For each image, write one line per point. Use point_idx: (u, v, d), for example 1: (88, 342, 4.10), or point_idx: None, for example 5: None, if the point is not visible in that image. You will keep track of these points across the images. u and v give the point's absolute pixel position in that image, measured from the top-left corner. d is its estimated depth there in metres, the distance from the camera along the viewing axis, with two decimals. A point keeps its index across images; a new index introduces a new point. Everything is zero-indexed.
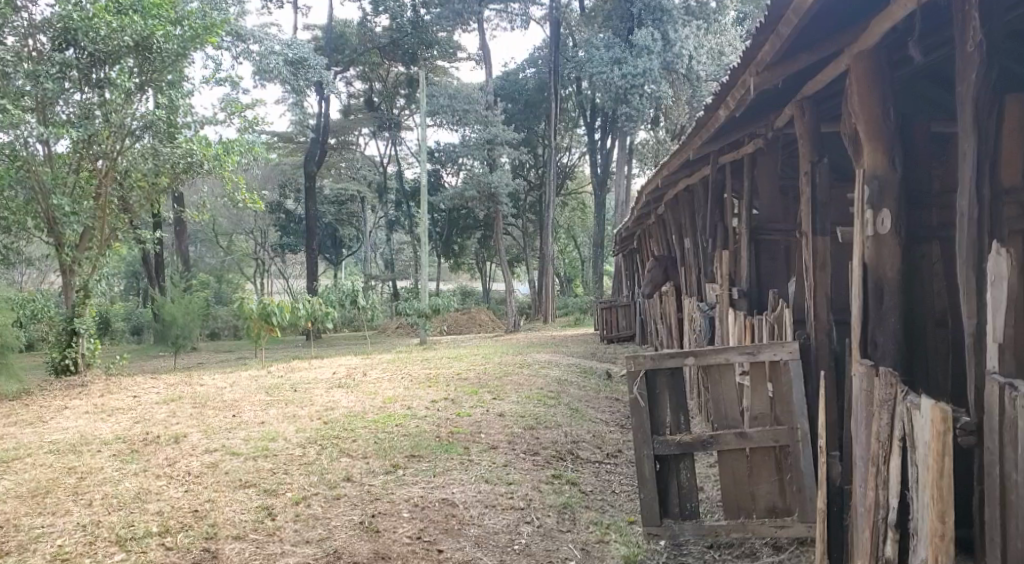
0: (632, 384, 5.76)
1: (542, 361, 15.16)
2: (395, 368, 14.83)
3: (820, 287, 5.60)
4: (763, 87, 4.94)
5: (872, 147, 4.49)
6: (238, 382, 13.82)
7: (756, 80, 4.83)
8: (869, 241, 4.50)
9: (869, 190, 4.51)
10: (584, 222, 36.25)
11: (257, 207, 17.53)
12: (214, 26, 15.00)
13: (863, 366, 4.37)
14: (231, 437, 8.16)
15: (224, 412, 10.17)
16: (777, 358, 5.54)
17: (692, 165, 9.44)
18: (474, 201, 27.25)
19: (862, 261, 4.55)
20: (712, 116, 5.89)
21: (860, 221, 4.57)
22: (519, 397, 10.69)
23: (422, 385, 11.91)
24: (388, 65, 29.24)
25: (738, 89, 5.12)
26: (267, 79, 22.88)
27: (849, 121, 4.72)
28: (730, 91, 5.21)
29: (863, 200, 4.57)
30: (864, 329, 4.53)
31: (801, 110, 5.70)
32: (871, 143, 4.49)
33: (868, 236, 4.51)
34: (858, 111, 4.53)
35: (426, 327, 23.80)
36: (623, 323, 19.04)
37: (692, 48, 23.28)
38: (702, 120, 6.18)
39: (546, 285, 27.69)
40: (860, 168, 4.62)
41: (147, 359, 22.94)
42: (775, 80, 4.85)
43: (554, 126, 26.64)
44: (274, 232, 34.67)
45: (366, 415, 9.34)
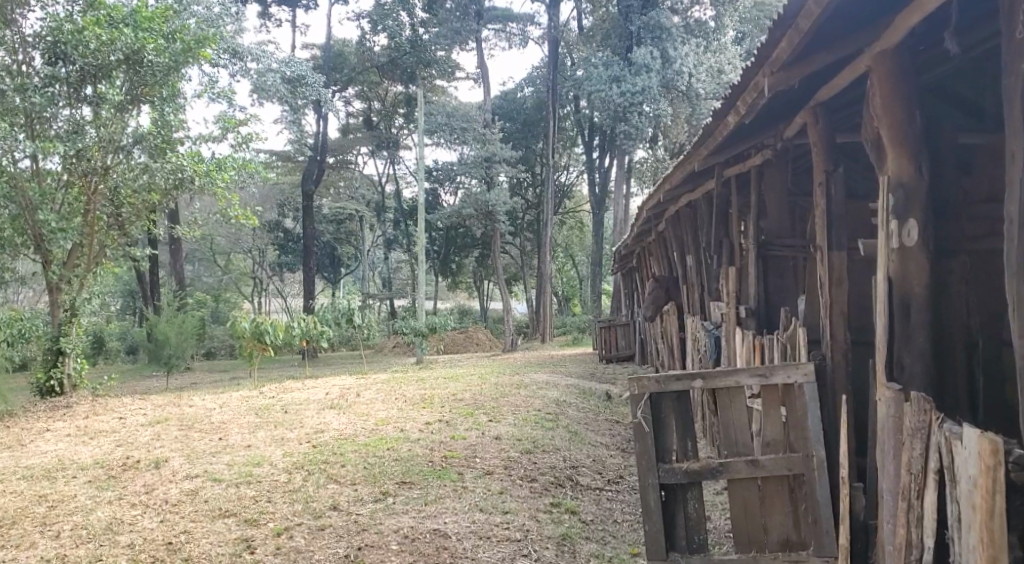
0: (635, 408, 5.42)
1: (540, 381, 14.81)
2: (390, 388, 14.47)
3: (837, 306, 5.32)
4: (777, 90, 4.67)
5: (896, 153, 4.21)
6: (229, 403, 13.46)
7: (770, 82, 4.57)
8: (894, 254, 4.22)
9: (894, 198, 4.23)
10: (582, 241, 35.96)
11: (251, 224, 17.21)
12: (207, 39, 14.68)
13: (891, 392, 4.11)
14: (214, 461, 7.80)
15: (210, 434, 9.81)
16: (791, 381, 5.24)
17: (695, 179, 9.15)
18: (472, 219, 26.87)
19: (887, 275, 4.25)
20: (722, 121, 5.61)
21: (883, 233, 4.28)
22: (516, 419, 10.35)
23: (417, 406, 11.54)
24: (386, 84, 29.02)
25: (749, 92, 4.85)
26: (264, 96, 22.66)
27: (871, 126, 4.43)
28: (742, 94, 4.94)
29: (887, 210, 4.28)
30: (889, 348, 4.25)
31: (813, 117, 5.41)
32: (894, 149, 4.21)
33: (891, 248, 4.23)
34: (881, 114, 4.25)
35: (423, 347, 23.44)
36: (622, 343, 18.68)
37: (693, 66, 23.04)
38: (710, 127, 5.90)
39: (544, 304, 27.33)
40: (883, 175, 4.32)
41: (140, 379, 22.56)
42: (791, 82, 4.59)
43: (553, 144, 26.39)
44: (271, 251, 34.35)
45: (357, 438, 8.98)
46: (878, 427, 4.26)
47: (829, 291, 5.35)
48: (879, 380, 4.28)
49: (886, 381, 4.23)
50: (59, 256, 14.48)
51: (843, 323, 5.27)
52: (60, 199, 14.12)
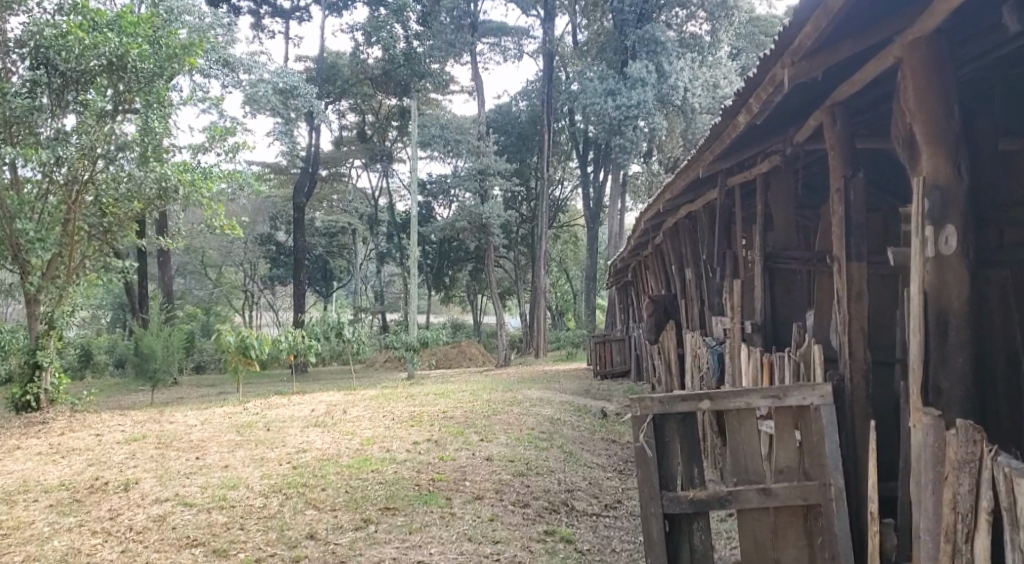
0: (637, 430, 5.01)
1: (533, 398, 14.37)
2: (378, 405, 14.01)
3: (857, 320, 4.93)
4: (797, 82, 4.44)
5: (930, 152, 4.01)
6: (212, 420, 12.99)
7: (790, 72, 4.35)
8: (930, 263, 4.01)
9: (929, 201, 4.01)
10: (576, 256, 35.57)
11: (237, 235, 16.80)
12: (193, 44, 14.28)
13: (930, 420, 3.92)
14: (187, 483, 7.34)
15: (187, 454, 9.34)
16: (806, 403, 4.88)
17: (696, 189, 8.75)
18: (465, 232, 26.49)
19: (922, 288, 4.04)
20: (732, 124, 5.31)
21: (918, 240, 4.07)
22: (509, 438, 9.93)
23: (405, 424, 11.10)
24: (379, 97, 28.71)
25: (765, 86, 4.62)
26: (256, 107, 22.13)
27: (902, 126, 4.23)
28: (757, 90, 4.68)
29: (921, 215, 4.07)
30: (923, 369, 4.05)
31: (830, 117, 5.03)
32: (929, 146, 4.01)
33: (927, 256, 4.02)
34: (915, 110, 4.06)
35: (415, 361, 22.98)
36: (617, 358, 18.26)
37: (688, 80, 22.63)
38: (719, 129, 5.57)
39: (538, 319, 26.85)
40: (916, 176, 4.12)
41: (126, 393, 22.03)
42: (812, 73, 4.35)
43: (547, 158, 26.06)
44: (263, 264, 33.88)
45: (340, 459, 8.55)
46: (913, 457, 4.06)
47: (847, 305, 4.97)
48: (914, 403, 4.07)
49: (921, 406, 4.03)
50: (37, 266, 13.97)
51: (864, 338, 4.89)
52: (39, 208, 13.59)
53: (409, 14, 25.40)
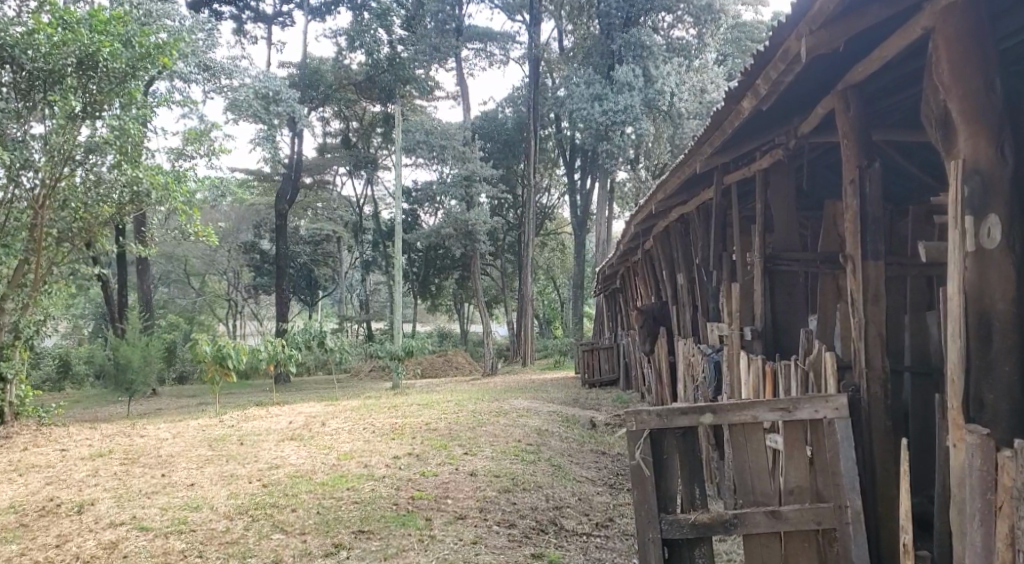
0: (633, 447, 4.55)
1: (520, 408, 13.88)
2: (358, 417, 13.47)
3: (874, 326, 4.50)
4: (817, 53, 4.12)
5: (970, 132, 3.86)
6: (184, 433, 12.43)
7: (809, 41, 4.03)
8: (971, 257, 3.84)
9: (969, 188, 3.85)
10: (564, 263, 35.10)
11: (211, 243, 16.29)
12: (167, 44, 13.77)
13: (976, 437, 3.74)
14: (147, 505, 6.81)
15: (153, 471, 8.81)
16: (819, 417, 4.44)
17: (690, 188, 8.32)
18: (451, 239, 26.03)
19: (962, 285, 3.89)
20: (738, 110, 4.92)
21: (957, 235, 3.92)
22: (494, 451, 9.45)
23: (386, 437, 10.59)
24: (363, 103, 28.23)
25: (780, 61, 4.29)
26: (237, 112, 21.52)
27: (938, 107, 4.06)
28: (773, 62, 4.33)
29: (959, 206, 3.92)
30: (964, 382, 3.88)
31: (844, 103, 4.62)
32: (969, 125, 3.86)
33: (968, 251, 3.86)
34: (953, 89, 3.90)
35: (400, 371, 22.43)
36: (605, 366, 17.80)
37: (675, 85, 22.20)
38: (720, 118, 5.16)
39: (525, 326, 26.36)
40: (953, 161, 3.96)
41: (102, 405, 21.39)
42: (834, 44, 4.06)
43: (533, 166, 25.64)
44: (248, 273, 33.32)
45: (314, 477, 8.06)
46: (954, 481, 3.89)
47: (860, 308, 4.55)
48: (956, 418, 3.90)
49: (964, 423, 3.85)
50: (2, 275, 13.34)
51: (882, 346, 4.45)
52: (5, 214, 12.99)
53: (393, 19, 24.91)
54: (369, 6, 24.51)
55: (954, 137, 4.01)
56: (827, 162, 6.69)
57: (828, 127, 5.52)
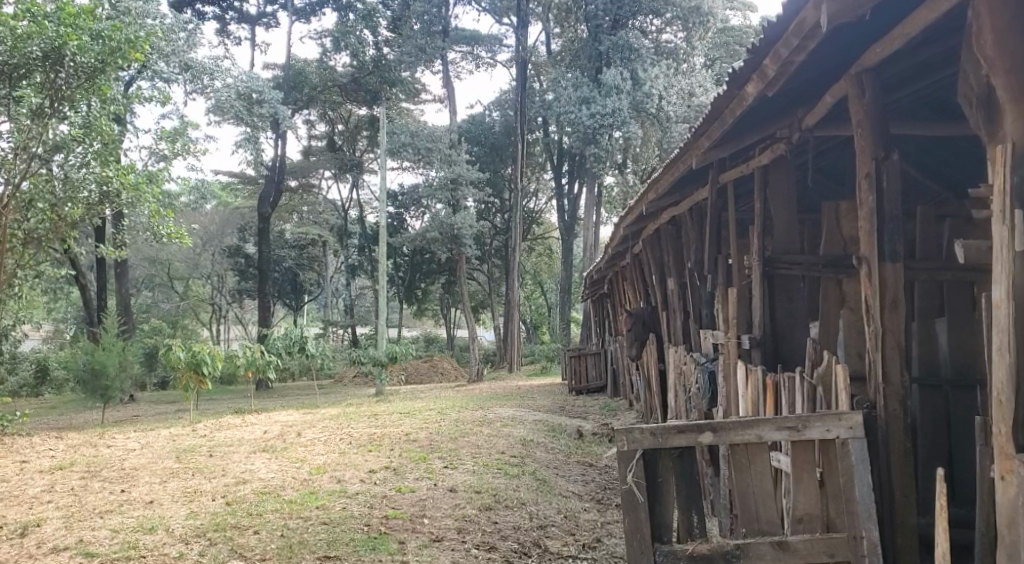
0: (625, 470, 4.11)
1: (504, 417, 13.41)
2: (336, 426, 12.95)
3: (891, 335, 4.05)
4: (837, 22, 3.65)
5: (1018, 113, 3.61)
6: (153, 443, 11.88)
7: (830, 8, 3.56)
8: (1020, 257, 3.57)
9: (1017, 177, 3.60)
10: (551, 268, 34.74)
11: (186, 245, 16.04)
12: (138, 38, 13.00)
13: None
14: (96, 527, 6.28)
15: (114, 485, 8.29)
16: (831, 436, 4.00)
17: (682, 188, 7.88)
18: (436, 243, 25.51)
19: (1009, 290, 3.61)
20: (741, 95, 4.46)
21: (1004, 232, 3.63)
22: (476, 463, 9.00)
23: (363, 449, 10.10)
24: (349, 105, 27.70)
25: (794, 33, 3.81)
26: (219, 114, 20.98)
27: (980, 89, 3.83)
28: (787, 36, 3.86)
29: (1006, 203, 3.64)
30: (1013, 403, 3.59)
31: (857, 87, 4.19)
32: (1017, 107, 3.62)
33: (1016, 250, 3.57)
34: (1000, 68, 3.65)
35: (383, 377, 21.92)
36: (593, 373, 17.36)
37: (663, 88, 21.89)
38: (720, 107, 4.70)
39: (512, 331, 25.85)
40: (998, 148, 3.70)
41: (78, 412, 20.78)
42: (857, 12, 3.59)
43: (521, 170, 25.21)
44: (232, 277, 32.68)
45: (283, 493, 7.57)
46: (1002, 520, 3.60)
47: (876, 314, 4.11)
48: (1004, 448, 3.60)
49: (1014, 452, 3.56)
50: None
51: (901, 358, 4.01)
52: None
53: (379, 20, 24.40)
54: (354, 7, 23.95)
55: (999, 119, 3.77)
56: (832, 158, 6.25)
57: (835, 119, 5.09)
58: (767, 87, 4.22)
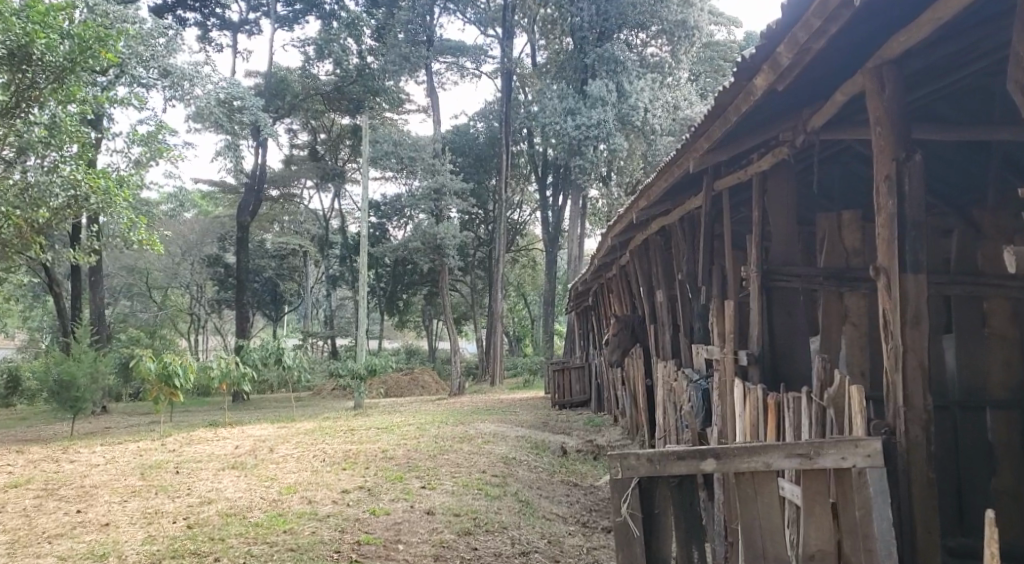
0: (620, 500, 3.82)
1: (486, 432, 12.99)
2: (311, 442, 12.47)
3: (913, 354, 3.68)
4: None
5: None
6: (118, 458, 11.33)
7: None
8: None
9: None
10: (534, 280, 34.39)
11: (158, 253, 15.56)
12: (110, 37, 12.52)
13: None
14: (41, 554, 5.99)
15: (70, 505, 7.80)
16: (846, 464, 3.62)
17: (673, 195, 7.50)
18: (418, 254, 25.08)
19: None
20: (750, 87, 4.09)
21: None
22: (455, 483, 8.57)
23: (338, 467, 9.65)
24: (331, 114, 27.24)
25: (818, 13, 3.43)
26: (198, 120, 20.42)
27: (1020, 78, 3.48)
28: (808, 17, 3.49)
29: None
30: None
31: (876, 81, 3.84)
32: None
33: None
34: None
35: (362, 390, 21.46)
36: (577, 387, 16.97)
37: (648, 101, 21.59)
38: (725, 103, 4.32)
39: (495, 344, 25.41)
40: None
41: (47, 424, 20.10)
42: None
43: (506, 181, 24.79)
44: (211, 286, 32.06)
45: (248, 515, 7.12)
46: None
47: (896, 329, 3.74)
48: None
49: None
50: None
51: (924, 379, 3.64)
52: None
53: (363, 29, 24.02)
54: (338, 15, 23.61)
55: None
56: (837, 163, 5.89)
57: (842, 121, 4.74)
58: (780, 78, 3.85)
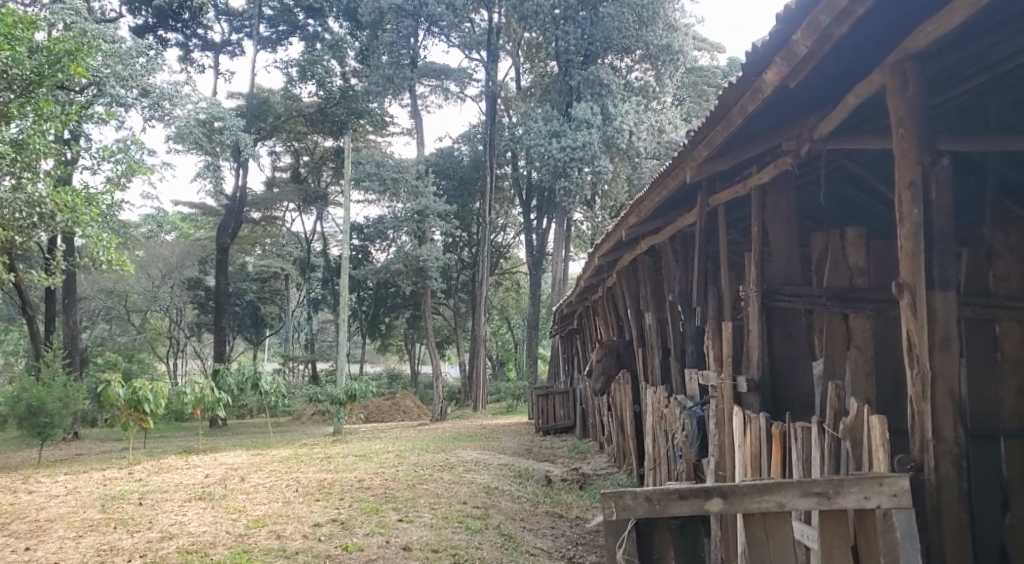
0: (615, 542, 3.47)
1: (467, 460, 12.51)
2: (284, 470, 11.96)
3: (942, 381, 3.31)
4: None
5: None
6: (80, 488, 10.76)
7: None
8: None
9: None
10: (518, 303, 34.04)
11: (128, 272, 15.34)
12: (79, 51, 12.16)
13: None
14: None
15: (20, 541, 7.29)
16: (871, 505, 3.24)
17: (665, 213, 7.15)
18: (401, 277, 24.66)
19: None
20: (760, 81, 3.77)
21: None
22: (434, 515, 8.12)
23: (311, 497, 9.16)
24: (313, 136, 26.86)
25: None
26: (178, 141, 19.93)
27: None
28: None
29: None
30: None
31: (898, 77, 3.49)
32: None
33: None
34: None
35: (341, 416, 20.94)
36: (561, 413, 16.53)
37: (634, 124, 21.31)
38: (731, 100, 3.99)
39: (478, 369, 24.91)
40: None
41: (14, 450, 19.40)
42: None
43: (490, 204, 24.40)
44: (190, 310, 31.44)
45: (211, 552, 6.65)
46: None
47: (922, 353, 3.37)
48: None
49: None
50: None
51: (955, 410, 3.27)
52: None
53: (347, 51, 23.69)
54: (322, 37, 23.39)
55: None
56: (841, 175, 5.52)
57: (851, 130, 4.38)
58: (793, 68, 3.54)
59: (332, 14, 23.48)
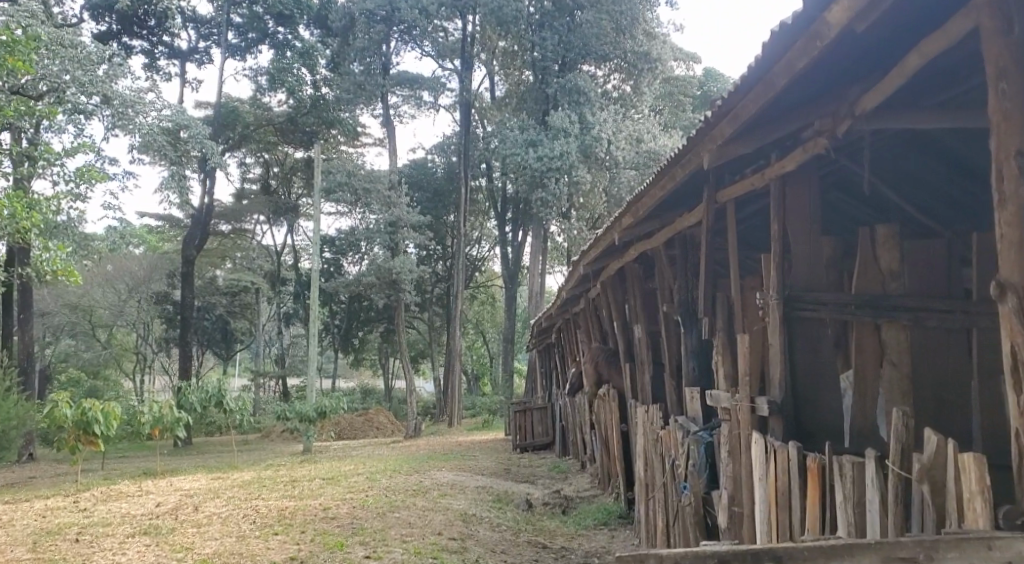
0: None
1: (442, 482, 11.66)
2: (244, 497, 11.00)
3: None
4: None
5: None
6: (14, 522, 9.71)
7: None
8: None
9: None
10: (494, 317, 33.23)
11: (76, 283, 14.14)
12: (16, 42, 11.53)
13: None
14: None
15: None
16: None
17: (661, 214, 6.43)
18: (374, 290, 23.69)
19: None
20: (821, 23, 3.15)
21: None
22: (405, 550, 7.27)
23: (268, 531, 8.23)
24: (282, 146, 25.93)
25: None
26: (143, 151, 18.82)
27: None
28: None
29: None
30: None
31: (997, 18, 2.83)
32: None
33: None
34: None
35: (311, 435, 19.92)
36: (540, 429, 15.72)
37: (612, 132, 20.63)
38: (776, 46, 3.36)
39: (453, 384, 23.96)
40: None
41: None
42: None
43: (465, 216, 23.47)
44: (156, 325, 30.20)
45: None
46: None
47: None
48: None
49: None
50: None
51: None
52: None
53: (318, 59, 22.80)
54: (291, 45, 22.39)
55: None
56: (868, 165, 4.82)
57: (897, 106, 3.70)
58: None
59: (303, 21, 22.60)
